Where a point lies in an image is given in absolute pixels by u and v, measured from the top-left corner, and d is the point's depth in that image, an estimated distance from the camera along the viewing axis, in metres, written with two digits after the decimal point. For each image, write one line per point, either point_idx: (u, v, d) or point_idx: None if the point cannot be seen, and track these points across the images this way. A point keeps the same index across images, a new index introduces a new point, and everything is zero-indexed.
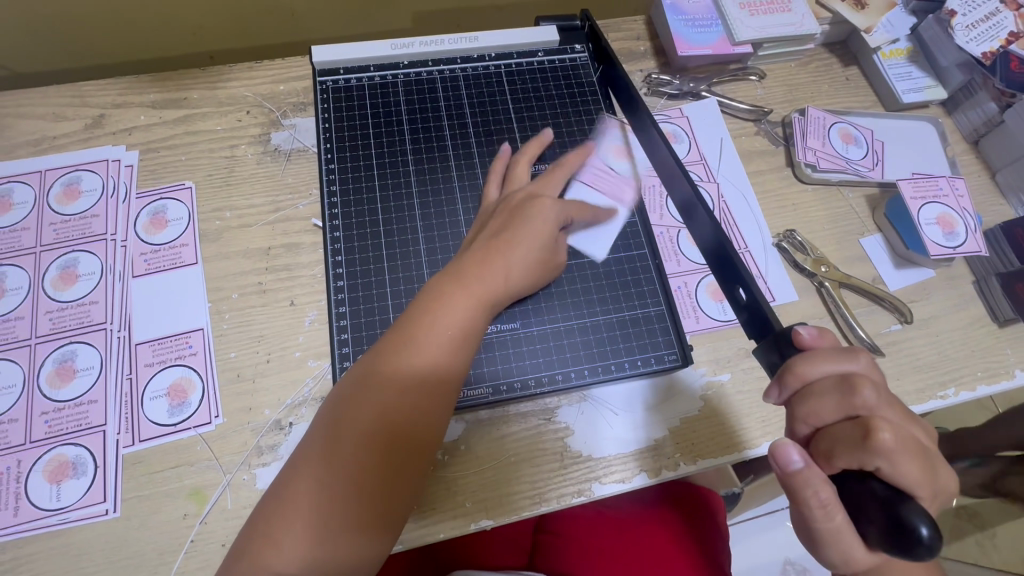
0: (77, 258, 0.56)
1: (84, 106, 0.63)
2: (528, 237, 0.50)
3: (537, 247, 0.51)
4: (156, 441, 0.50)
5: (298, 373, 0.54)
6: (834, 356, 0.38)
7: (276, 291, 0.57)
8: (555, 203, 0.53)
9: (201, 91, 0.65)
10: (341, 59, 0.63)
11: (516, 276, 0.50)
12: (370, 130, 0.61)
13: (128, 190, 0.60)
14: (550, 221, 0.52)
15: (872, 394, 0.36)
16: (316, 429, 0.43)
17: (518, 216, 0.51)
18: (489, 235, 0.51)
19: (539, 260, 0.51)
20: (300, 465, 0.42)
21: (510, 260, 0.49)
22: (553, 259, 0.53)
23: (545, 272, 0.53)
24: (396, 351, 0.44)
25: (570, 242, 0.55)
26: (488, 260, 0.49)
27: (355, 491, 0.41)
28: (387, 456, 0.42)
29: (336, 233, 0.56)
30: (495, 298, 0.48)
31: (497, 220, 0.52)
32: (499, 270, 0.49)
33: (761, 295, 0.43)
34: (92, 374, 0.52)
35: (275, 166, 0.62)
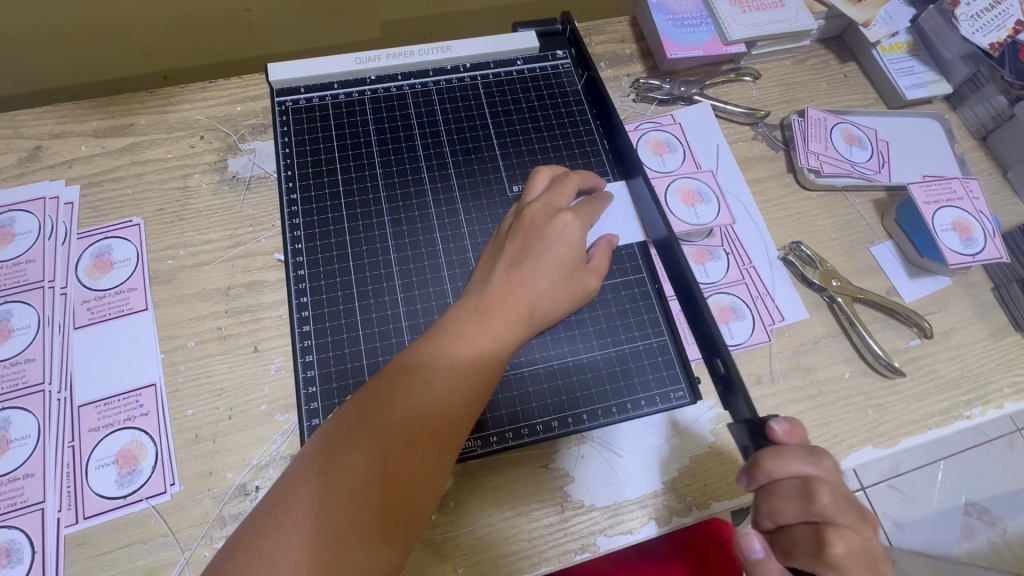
0: (10, 311, 0.50)
1: (18, 138, 0.57)
2: (549, 264, 0.47)
3: (559, 274, 0.47)
4: (104, 517, 0.44)
5: (264, 430, 0.48)
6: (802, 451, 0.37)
7: (237, 337, 0.51)
8: (579, 225, 0.49)
9: (149, 116, 0.60)
10: (300, 77, 0.58)
11: (537, 308, 0.46)
12: (336, 154, 0.56)
13: (68, 230, 0.54)
14: (573, 245, 0.48)
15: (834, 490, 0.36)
16: (304, 469, 0.37)
17: (540, 238, 0.48)
18: (506, 257, 0.48)
19: (564, 289, 0.47)
20: (283, 510, 0.35)
21: (532, 287, 0.46)
22: (584, 284, 0.48)
23: (572, 301, 0.48)
24: (403, 388, 0.40)
25: (603, 263, 0.50)
26: (507, 288, 0.46)
27: (343, 550, 0.34)
28: (385, 508, 0.36)
29: (300, 271, 0.51)
30: (515, 333, 0.45)
31: (515, 243, 0.48)
32: (520, 300, 0.45)
33: (735, 374, 0.42)
34: (27, 445, 0.46)
35: (232, 197, 0.56)
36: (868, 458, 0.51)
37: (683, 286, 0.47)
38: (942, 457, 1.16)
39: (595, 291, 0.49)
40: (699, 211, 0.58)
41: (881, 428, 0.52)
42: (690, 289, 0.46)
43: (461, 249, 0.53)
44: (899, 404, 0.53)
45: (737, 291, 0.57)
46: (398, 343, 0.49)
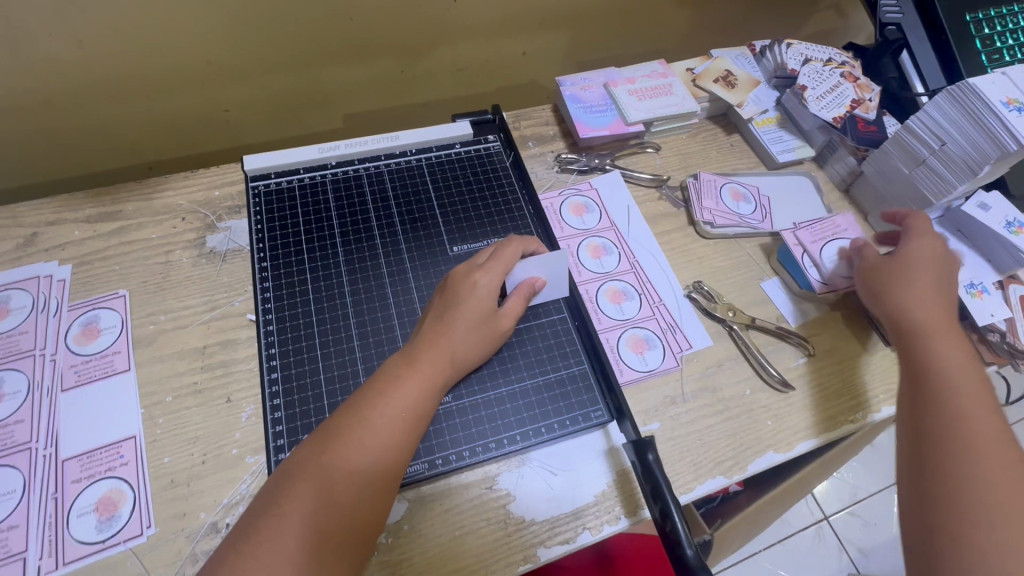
0: (3, 379, 0.56)
1: (17, 226, 0.65)
2: (465, 321, 0.55)
3: (474, 324, 0.55)
4: (83, 561, 0.48)
5: (234, 471, 0.53)
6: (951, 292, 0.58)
7: (211, 389, 0.57)
8: (493, 278, 0.57)
9: (136, 203, 0.69)
10: (270, 165, 0.68)
11: (457, 354, 0.54)
12: (300, 227, 0.65)
13: (60, 303, 0.61)
14: (489, 295, 0.56)
15: (949, 327, 0.55)
16: (259, 506, 0.44)
17: (457, 302, 0.55)
18: (432, 317, 0.56)
19: (479, 334, 0.56)
20: (240, 543, 0.41)
21: (451, 335, 0.54)
22: (499, 326, 0.57)
23: (489, 347, 0.57)
24: (356, 424, 0.47)
25: (515, 306, 0.58)
26: (433, 336, 0.54)
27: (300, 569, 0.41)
28: (329, 533, 0.43)
29: (269, 327, 0.59)
30: (441, 375, 0.53)
31: (440, 300, 0.57)
32: (443, 347, 0.54)
33: (622, 403, 0.56)
34: (13, 498, 0.50)
35: (210, 268, 0.65)
36: (771, 462, 0.59)
37: (588, 339, 0.62)
38: (881, 488, 1.29)
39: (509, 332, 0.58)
40: (605, 262, 0.70)
41: (780, 434, 0.61)
42: (591, 338, 0.61)
43: (410, 301, 0.62)
44: (793, 413, 0.62)
45: (650, 325, 0.66)
46: (355, 383, 0.56)
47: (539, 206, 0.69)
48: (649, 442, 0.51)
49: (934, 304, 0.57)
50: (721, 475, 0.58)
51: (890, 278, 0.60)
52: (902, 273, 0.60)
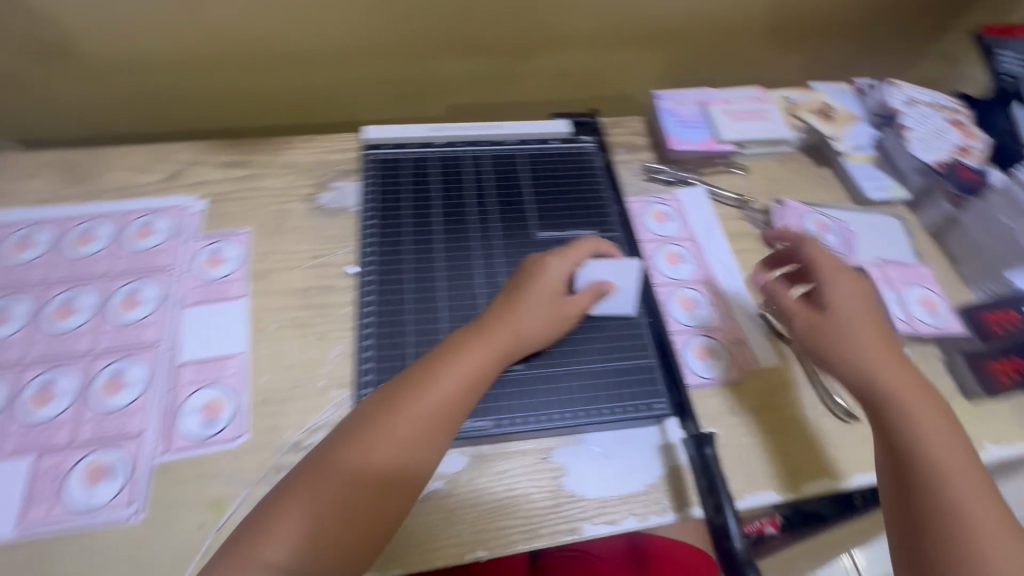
0: (141, 287, 0.65)
1: (167, 163, 0.75)
2: (541, 304, 0.59)
3: (545, 308, 0.59)
4: (187, 451, 0.55)
5: (320, 400, 0.59)
6: (882, 325, 0.57)
7: (308, 326, 0.64)
8: (561, 270, 0.61)
9: (265, 156, 0.77)
10: (384, 136, 0.74)
11: (523, 335, 0.57)
12: (403, 194, 0.70)
13: (194, 232, 0.70)
14: (558, 283, 0.60)
15: (902, 369, 0.54)
16: (312, 457, 0.48)
17: (529, 281, 0.59)
18: (505, 294, 0.59)
19: (546, 319, 0.59)
20: (292, 489, 0.46)
21: (521, 318, 0.57)
22: (563, 315, 0.60)
23: (553, 334, 0.60)
24: (372, 426, 0.49)
25: (585, 300, 0.61)
26: (499, 317, 0.57)
27: (343, 522, 0.45)
28: (378, 488, 0.47)
29: (369, 278, 0.65)
30: (502, 355, 0.56)
31: (514, 282, 0.60)
32: (509, 328, 0.57)
33: (684, 395, 0.60)
34: (138, 387, 0.58)
35: (320, 221, 0.72)
36: (825, 488, 0.59)
37: (658, 335, 0.65)
38: None
39: (575, 318, 0.60)
40: (680, 270, 0.72)
41: (838, 462, 0.60)
42: (662, 336, 0.64)
43: (495, 274, 0.66)
44: (855, 445, 0.62)
45: (718, 335, 0.67)
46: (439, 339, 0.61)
47: (625, 209, 0.72)
48: (709, 439, 0.56)
49: (866, 349, 0.55)
50: (774, 490, 0.58)
51: (821, 333, 0.57)
52: (840, 330, 0.56)
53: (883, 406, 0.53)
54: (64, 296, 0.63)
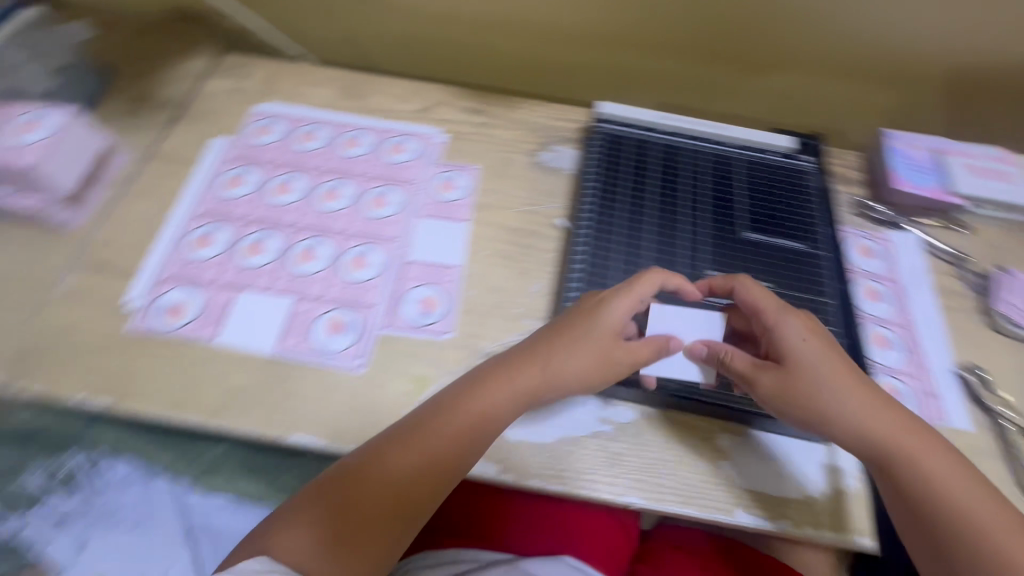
0: (389, 191, 0.76)
1: (421, 98, 0.87)
2: (594, 349, 0.57)
3: (594, 357, 0.57)
4: (405, 331, 0.65)
5: (515, 324, 0.67)
6: (821, 333, 0.57)
7: (515, 260, 0.72)
8: (620, 312, 0.58)
9: (500, 110, 0.87)
10: (615, 115, 0.80)
11: (563, 377, 0.57)
12: (624, 168, 0.75)
13: (435, 158, 0.81)
14: (611, 334, 0.57)
15: (843, 373, 0.55)
16: (341, 465, 0.54)
17: (586, 322, 0.58)
18: (550, 331, 0.59)
19: (590, 363, 0.57)
20: (317, 491, 0.53)
21: (565, 363, 0.57)
22: (611, 369, 0.57)
23: (598, 381, 0.58)
24: (395, 447, 0.53)
25: (642, 348, 0.58)
26: (545, 357, 0.57)
27: (362, 527, 0.52)
28: (397, 501, 0.53)
29: (581, 231, 0.70)
30: (530, 397, 0.57)
31: (567, 323, 0.59)
32: (554, 368, 0.57)
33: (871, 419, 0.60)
34: (376, 270, 0.69)
35: (537, 175, 0.80)
36: None
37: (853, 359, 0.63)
38: None
39: (624, 368, 0.57)
40: (878, 307, 0.70)
41: None
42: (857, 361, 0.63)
43: (700, 259, 0.67)
44: None
45: (909, 381, 0.65)
46: None
47: (835, 233, 0.71)
48: None
49: (816, 354, 0.55)
50: None
51: (796, 390, 0.55)
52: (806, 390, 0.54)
53: (875, 443, 0.53)
54: (332, 183, 0.76)
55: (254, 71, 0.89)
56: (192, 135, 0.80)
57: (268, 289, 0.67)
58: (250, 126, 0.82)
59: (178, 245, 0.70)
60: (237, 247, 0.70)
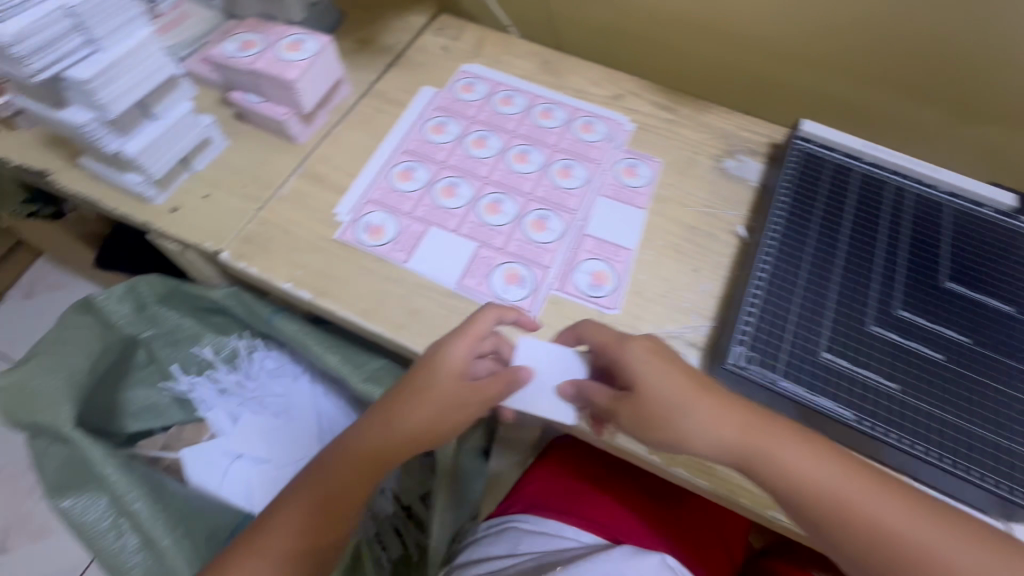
0: (575, 166, 0.79)
1: (614, 85, 0.89)
2: (438, 396, 0.58)
3: (453, 401, 0.58)
4: (574, 298, 0.68)
5: (681, 316, 0.67)
6: (697, 376, 0.57)
7: (687, 256, 0.72)
8: (457, 359, 0.58)
9: (690, 109, 0.87)
10: (820, 135, 0.76)
11: (430, 422, 0.58)
12: (821, 191, 0.72)
13: (621, 144, 0.83)
14: (459, 378, 0.58)
15: (706, 401, 0.55)
16: (292, 487, 0.61)
17: (428, 372, 0.58)
18: (404, 388, 0.60)
19: (454, 411, 0.58)
20: (270, 516, 0.60)
21: (420, 413, 0.58)
22: (464, 397, 0.58)
23: (457, 415, 0.58)
24: (357, 431, 0.60)
25: (497, 385, 0.58)
26: (413, 400, 0.58)
27: (305, 538, 0.59)
28: (331, 513, 0.60)
29: (770, 241, 0.67)
30: (415, 436, 0.59)
31: (415, 376, 0.59)
32: (429, 407, 0.58)
33: None
34: (555, 235, 0.73)
35: (720, 179, 0.80)
36: None
37: None
38: None
39: (482, 398, 0.58)
40: None
41: None
42: None
43: (892, 297, 0.64)
44: None
45: None
46: (822, 325, 0.62)
47: None
48: None
49: (675, 396, 0.55)
50: None
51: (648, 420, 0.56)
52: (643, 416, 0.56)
53: (734, 449, 0.55)
54: (522, 147, 0.81)
55: (464, 34, 0.95)
56: (405, 82, 0.87)
57: (456, 230, 0.72)
58: (456, 82, 0.88)
59: (384, 174, 0.77)
60: (433, 187, 0.76)
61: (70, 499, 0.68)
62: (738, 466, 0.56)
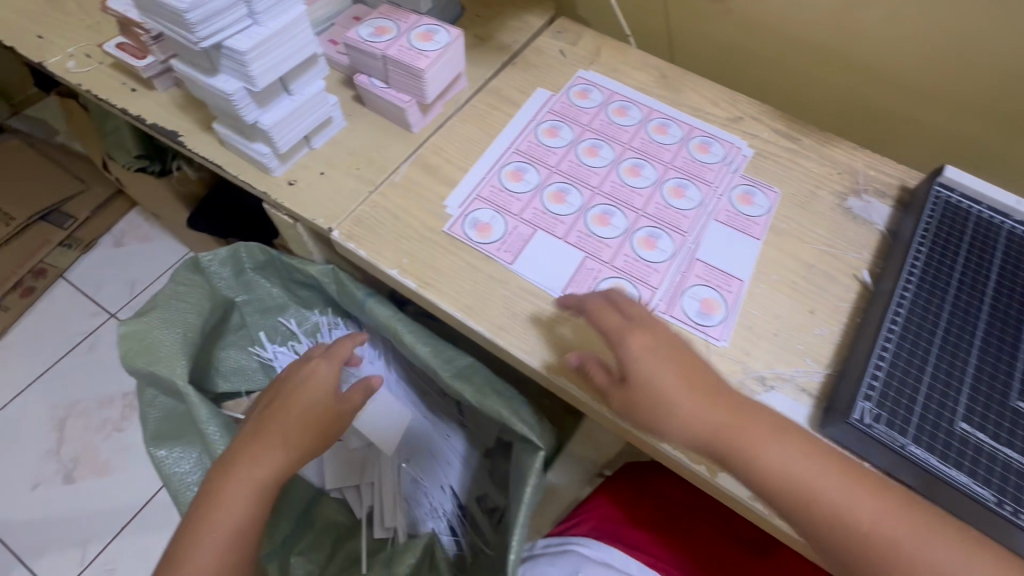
0: (690, 187, 0.76)
1: (733, 106, 0.86)
2: (307, 403, 0.63)
3: (324, 411, 0.64)
4: (680, 323, 0.65)
5: (794, 359, 0.64)
6: (691, 368, 0.56)
7: (803, 296, 0.68)
8: (325, 373, 0.66)
9: (814, 140, 0.82)
10: (965, 183, 0.70)
11: (315, 434, 0.63)
12: (964, 246, 0.66)
13: (738, 168, 0.79)
14: (325, 386, 0.65)
15: (696, 395, 0.54)
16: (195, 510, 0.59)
17: (299, 380, 0.65)
18: (275, 395, 0.65)
19: (318, 427, 0.63)
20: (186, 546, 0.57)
21: (289, 424, 0.62)
22: (335, 406, 0.65)
23: (324, 431, 0.64)
24: (250, 446, 0.61)
25: (355, 395, 0.68)
26: (291, 406, 0.63)
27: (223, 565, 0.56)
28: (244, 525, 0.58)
29: (904, 294, 0.63)
30: (301, 443, 0.62)
31: (288, 389, 0.65)
32: (308, 414, 0.63)
33: None
34: (664, 256, 0.70)
35: (842, 219, 0.75)
36: None
37: None
38: None
39: (343, 409, 0.66)
40: None
41: None
42: None
43: None
44: None
45: None
46: (959, 392, 0.57)
47: None
48: None
49: (674, 389, 0.54)
50: None
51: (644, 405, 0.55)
52: (645, 401, 0.55)
53: (702, 434, 0.53)
54: (635, 160, 0.78)
55: (582, 39, 0.93)
56: (521, 82, 0.87)
57: (564, 238, 0.71)
58: (572, 88, 0.86)
59: (495, 172, 0.76)
60: (544, 191, 0.75)
61: (165, 450, 0.71)
62: (700, 450, 0.55)
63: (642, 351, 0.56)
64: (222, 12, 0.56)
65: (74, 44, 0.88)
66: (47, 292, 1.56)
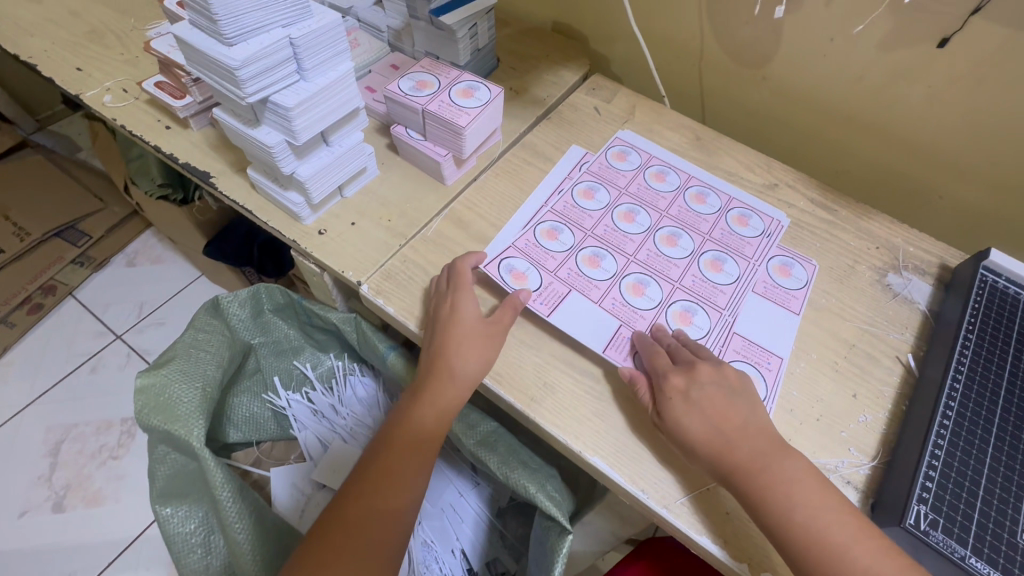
0: (726, 260, 0.75)
1: (768, 172, 0.85)
2: (466, 329, 0.62)
3: (482, 338, 0.62)
4: None
5: (837, 447, 0.61)
6: (734, 410, 0.57)
7: (845, 378, 0.66)
8: (472, 301, 0.64)
9: (851, 212, 0.81)
10: (1011, 269, 0.68)
11: (459, 379, 0.61)
12: (1014, 338, 0.64)
13: (775, 239, 0.78)
14: (475, 312, 0.64)
15: (739, 434, 0.55)
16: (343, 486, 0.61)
17: (451, 311, 0.63)
18: (433, 329, 0.64)
19: (481, 353, 0.62)
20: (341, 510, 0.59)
21: (455, 360, 0.61)
22: (492, 331, 0.63)
23: (488, 352, 0.62)
24: (414, 406, 0.62)
25: (505, 313, 0.64)
26: (446, 342, 0.62)
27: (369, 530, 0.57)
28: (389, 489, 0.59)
29: (954, 391, 0.60)
30: (464, 374, 0.61)
31: (444, 320, 0.63)
32: (469, 341, 0.62)
33: None
34: (700, 332, 0.68)
35: (882, 296, 0.73)
36: None
37: None
38: None
39: (502, 326, 0.64)
40: None
41: None
42: None
43: None
44: None
45: None
46: (1016, 503, 0.54)
47: None
48: None
49: (718, 428, 0.56)
50: None
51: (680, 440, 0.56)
52: (682, 436, 0.56)
53: (732, 474, 0.54)
54: (672, 229, 0.77)
55: (617, 97, 0.93)
56: (555, 138, 0.86)
57: (598, 304, 0.69)
58: (609, 148, 0.85)
59: (529, 231, 0.75)
60: (578, 253, 0.73)
61: (171, 508, 0.70)
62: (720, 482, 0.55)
63: (691, 388, 0.58)
64: (273, 69, 0.56)
65: (114, 78, 0.89)
66: (54, 310, 1.54)
